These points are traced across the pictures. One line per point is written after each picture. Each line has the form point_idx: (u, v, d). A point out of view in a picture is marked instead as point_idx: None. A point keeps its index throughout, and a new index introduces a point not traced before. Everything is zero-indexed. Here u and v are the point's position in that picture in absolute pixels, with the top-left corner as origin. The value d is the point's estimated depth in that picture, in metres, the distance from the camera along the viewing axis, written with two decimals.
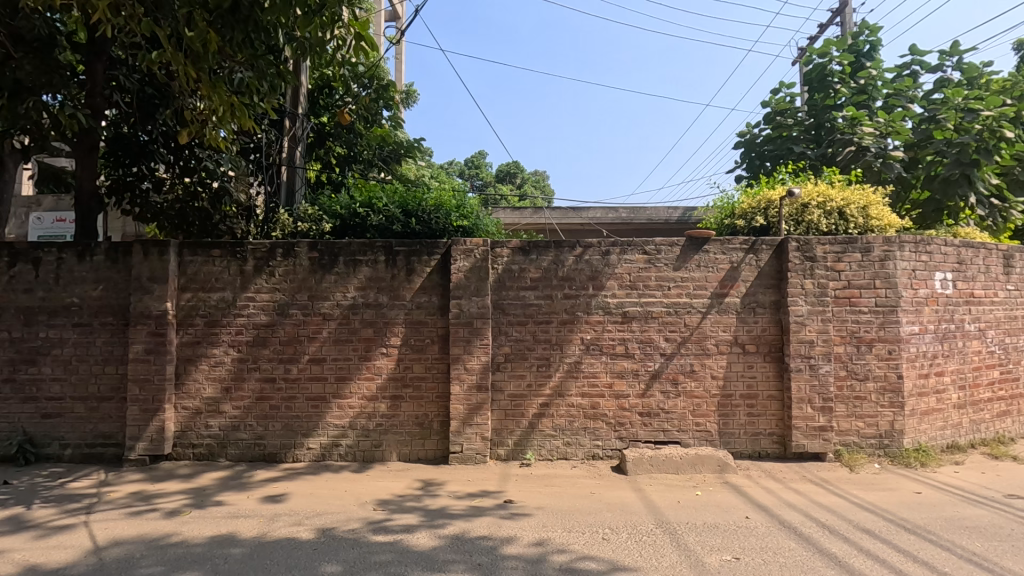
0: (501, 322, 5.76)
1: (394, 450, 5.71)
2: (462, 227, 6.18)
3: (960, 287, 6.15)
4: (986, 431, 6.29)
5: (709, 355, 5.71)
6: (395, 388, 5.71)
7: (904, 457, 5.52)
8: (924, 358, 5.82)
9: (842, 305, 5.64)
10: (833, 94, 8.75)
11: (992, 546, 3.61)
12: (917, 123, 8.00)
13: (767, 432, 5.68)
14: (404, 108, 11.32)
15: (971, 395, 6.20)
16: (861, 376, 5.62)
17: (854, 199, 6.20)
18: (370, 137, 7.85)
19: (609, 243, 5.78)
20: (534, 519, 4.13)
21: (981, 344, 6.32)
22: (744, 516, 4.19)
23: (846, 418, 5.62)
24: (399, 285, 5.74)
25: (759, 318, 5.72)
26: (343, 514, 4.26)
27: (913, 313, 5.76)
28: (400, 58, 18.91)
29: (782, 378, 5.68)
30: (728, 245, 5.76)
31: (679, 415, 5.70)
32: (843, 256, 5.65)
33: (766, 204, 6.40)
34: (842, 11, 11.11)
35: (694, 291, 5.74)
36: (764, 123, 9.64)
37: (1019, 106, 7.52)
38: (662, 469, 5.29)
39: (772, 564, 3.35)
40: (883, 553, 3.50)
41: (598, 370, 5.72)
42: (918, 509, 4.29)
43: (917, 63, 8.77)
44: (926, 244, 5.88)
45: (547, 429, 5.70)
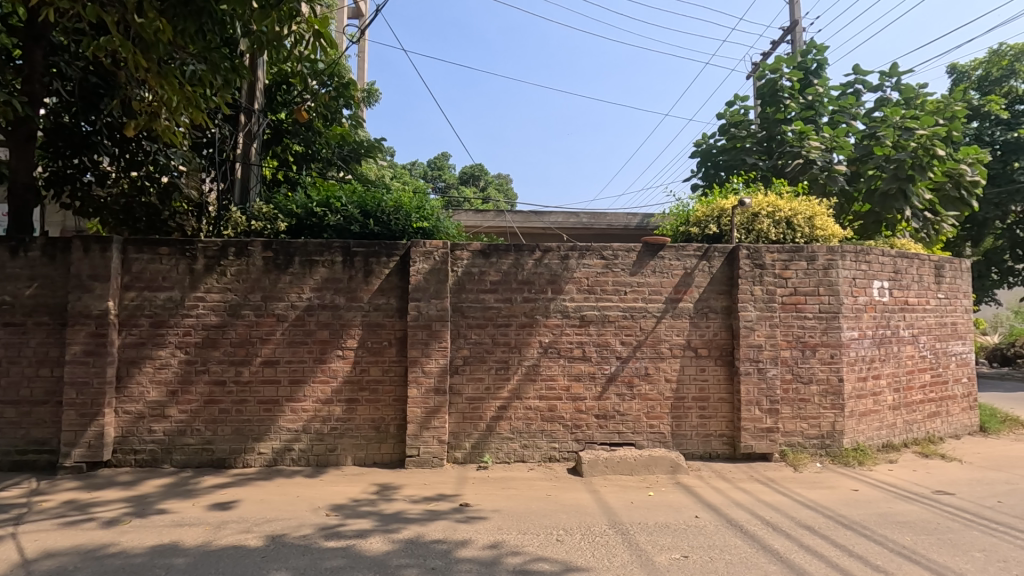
0: (460, 325, 5.75)
1: (349, 454, 5.61)
2: (422, 229, 6.13)
3: (896, 295, 6.52)
4: (918, 431, 6.68)
5: (663, 358, 5.86)
6: (351, 391, 5.62)
7: (843, 456, 5.80)
8: (863, 362, 6.13)
9: (788, 311, 5.89)
10: (783, 108, 9.15)
11: (921, 539, 3.83)
12: (860, 139, 8.43)
13: (717, 433, 5.86)
14: (365, 106, 11.18)
15: (905, 397, 6.57)
16: (806, 379, 5.87)
17: (801, 209, 6.49)
18: (329, 135, 7.64)
19: (568, 247, 5.85)
20: (490, 522, 4.14)
21: (914, 348, 6.71)
22: (694, 514, 4.32)
23: (791, 419, 5.86)
24: (357, 286, 5.66)
25: (711, 322, 5.91)
26: (295, 520, 4.16)
27: (853, 319, 6.06)
28: (362, 57, 18.66)
29: (732, 381, 5.88)
30: (683, 252, 5.92)
31: (634, 417, 5.82)
32: (790, 264, 5.90)
33: (719, 213, 6.63)
34: (793, 30, 11.62)
35: (649, 296, 5.87)
36: (720, 134, 9.99)
37: (951, 126, 8.01)
38: (616, 471, 5.39)
39: (718, 562, 3.46)
40: (820, 548, 3.67)
41: (555, 372, 5.79)
42: (855, 506, 4.51)
43: (860, 83, 9.25)
44: (866, 254, 6.20)
45: (504, 432, 5.72)
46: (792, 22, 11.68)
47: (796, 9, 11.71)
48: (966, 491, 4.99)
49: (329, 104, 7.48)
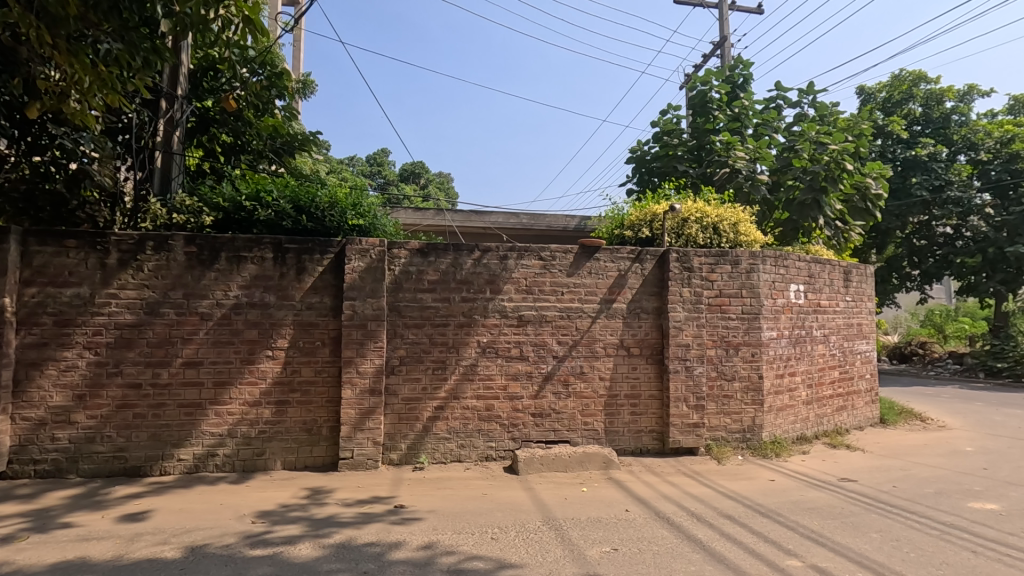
0: (397, 325, 5.67)
1: (279, 458, 5.41)
2: (358, 226, 5.99)
3: (810, 297, 7.01)
4: (827, 423, 7.22)
5: (597, 357, 6.02)
6: (281, 393, 5.41)
7: (762, 448, 6.19)
8: (780, 360, 6.55)
9: (714, 312, 6.22)
10: (712, 119, 9.63)
11: (827, 523, 4.15)
12: (780, 151, 9.00)
13: (648, 429, 6.09)
14: (300, 98, 10.82)
15: (817, 392, 7.08)
16: (729, 377, 6.21)
17: (726, 216, 6.85)
18: (260, 126, 7.23)
19: (507, 248, 5.90)
20: (425, 522, 4.11)
21: (825, 347, 7.24)
22: (625, 508, 4.47)
23: (716, 414, 6.18)
24: (288, 285, 5.45)
25: (643, 322, 6.13)
26: (217, 529, 3.96)
27: (772, 320, 6.47)
28: (297, 45, 17.99)
29: (661, 379, 6.12)
30: (617, 254, 6.11)
31: (569, 415, 5.94)
32: (715, 268, 6.23)
33: (651, 217, 6.89)
34: (722, 45, 12.25)
35: (585, 297, 6.02)
36: (654, 141, 10.34)
37: (858, 142, 8.72)
38: (552, 468, 5.49)
39: (646, 553, 3.60)
40: (739, 536, 3.90)
41: (493, 372, 5.82)
42: (772, 495, 4.82)
43: (780, 99, 9.88)
44: (784, 259, 6.63)
45: (441, 432, 5.69)
46: (721, 38, 12.30)
47: (725, 25, 12.35)
48: (867, 478, 5.44)
49: (260, 94, 7.11)
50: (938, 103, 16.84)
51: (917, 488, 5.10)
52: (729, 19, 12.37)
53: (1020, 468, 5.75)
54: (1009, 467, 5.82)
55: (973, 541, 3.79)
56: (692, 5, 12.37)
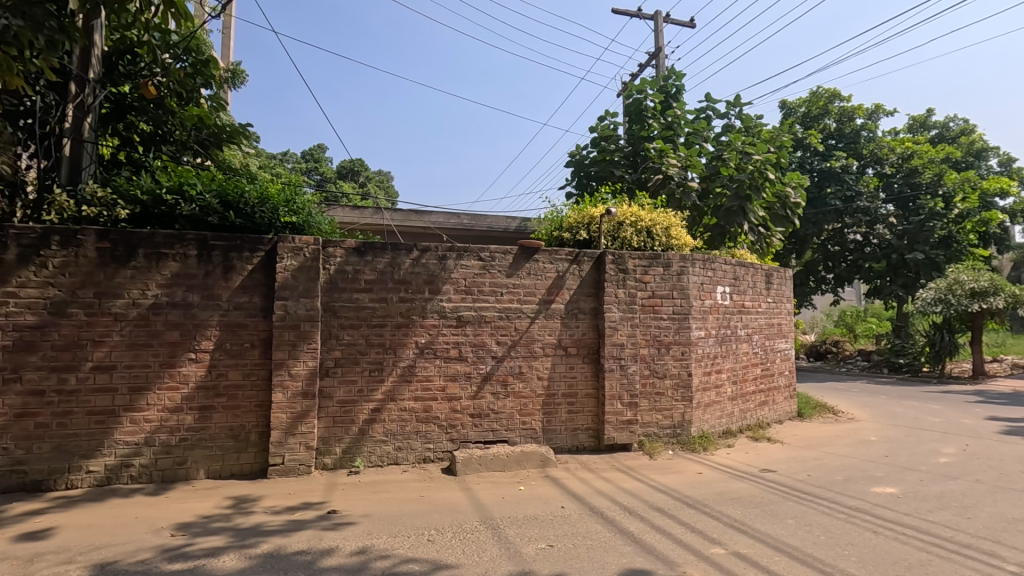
0: (331, 325, 5.51)
1: (202, 467, 5.13)
2: (291, 223, 5.79)
3: (735, 299, 7.40)
4: (750, 418, 7.65)
5: (536, 357, 6.10)
6: (205, 398, 5.13)
7: (691, 443, 6.47)
8: (708, 358, 6.88)
9: (647, 313, 6.45)
10: (647, 127, 9.98)
11: (748, 512, 4.39)
12: (709, 159, 9.45)
13: (584, 427, 6.23)
14: (230, 88, 10.31)
15: (741, 388, 7.48)
16: (661, 374, 6.47)
17: (659, 220, 7.12)
18: (184, 115, 6.76)
19: (446, 248, 5.86)
20: (358, 527, 4.01)
21: (749, 345, 7.67)
22: (561, 505, 4.55)
23: (648, 411, 6.41)
24: (214, 284, 5.18)
25: (580, 323, 6.27)
26: (131, 544, 3.70)
27: (700, 320, 6.79)
28: (227, 33, 17.11)
29: (597, 378, 6.28)
30: (556, 255, 6.21)
31: (508, 415, 5.98)
32: (649, 270, 6.47)
33: (589, 220, 7.05)
34: (657, 55, 12.73)
35: (524, 298, 6.08)
36: (592, 146, 10.59)
37: (779, 153, 9.33)
38: (489, 468, 5.51)
39: (580, 547, 3.68)
40: (668, 527, 4.06)
41: (431, 373, 5.77)
42: (699, 487, 5.06)
43: (710, 110, 10.38)
44: (712, 262, 6.98)
45: (377, 435, 5.58)
46: (656, 48, 12.76)
47: (660, 36, 12.84)
48: (784, 468, 5.81)
49: (184, 81, 6.68)
50: (850, 119, 18.08)
51: (828, 476, 5.50)
52: (663, 30, 12.84)
53: (916, 454, 6.32)
54: (906, 453, 6.39)
55: (875, 522, 4.13)
56: (629, 15, 12.76)
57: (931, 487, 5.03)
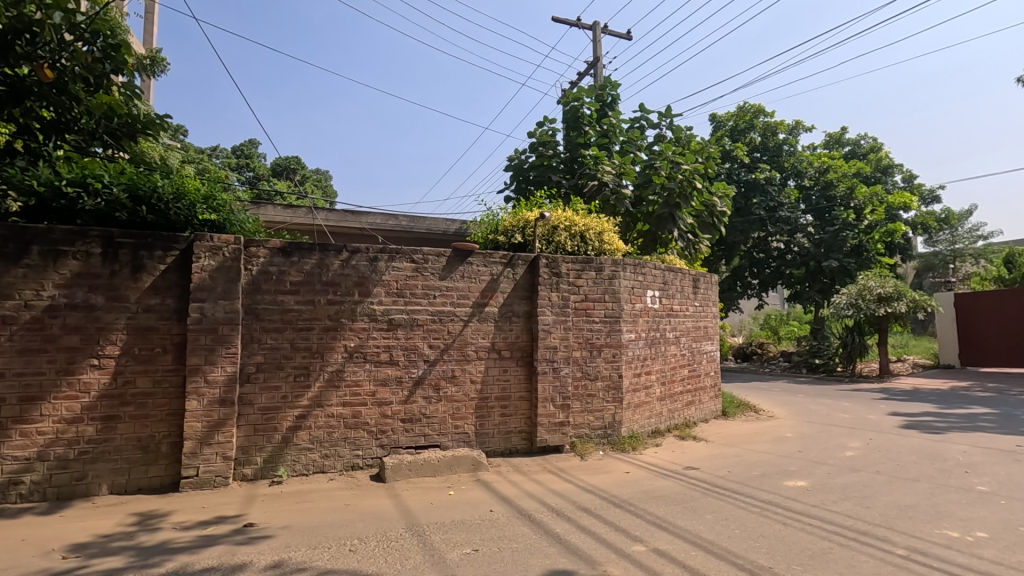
0: (253, 329, 5.26)
1: (105, 482, 4.75)
2: (210, 221, 5.50)
3: (664, 302, 7.67)
4: (678, 417, 7.93)
5: (469, 360, 6.07)
6: (109, 407, 4.76)
7: (621, 443, 6.63)
8: (638, 360, 7.08)
9: (579, 316, 6.56)
10: (583, 134, 10.21)
11: (670, 509, 4.54)
12: (642, 167, 9.74)
13: (517, 429, 6.25)
14: (148, 75, 9.68)
15: (669, 389, 7.75)
16: (592, 376, 6.59)
17: (592, 225, 7.27)
18: (91, 103, 6.30)
19: (377, 249, 5.73)
20: (275, 540, 3.84)
21: (677, 347, 7.97)
22: (489, 509, 4.54)
23: (580, 413, 6.51)
24: (121, 284, 4.83)
25: (514, 325, 6.29)
26: (14, 569, 3.37)
27: (631, 323, 6.98)
28: (150, 18, 16.09)
29: (530, 381, 6.32)
30: (490, 258, 6.21)
31: (440, 419, 5.91)
32: (581, 274, 6.59)
33: (523, 224, 7.11)
34: (595, 64, 13.04)
35: (458, 301, 6.04)
36: (531, 151, 10.70)
37: (707, 164, 9.75)
38: (420, 474, 5.42)
39: (505, 551, 3.67)
40: (593, 527, 4.12)
41: (360, 378, 5.61)
42: (626, 487, 5.18)
43: (643, 120, 10.73)
44: (642, 266, 7.19)
45: (302, 442, 5.37)
46: (594, 58, 13.07)
47: (598, 46, 13.17)
48: (707, 465, 6.06)
49: (90, 65, 6.15)
50: (773, 134, 19.20)
51: (746, 471, 5.77)
52: (601, 41, 13.18)
53: (825, 449, 6.76)
54: (817, 448, 6.81)
55: (785, 515, 4.37)
56: (567, 24, 13.01)
57: (837, 479, 5.38)
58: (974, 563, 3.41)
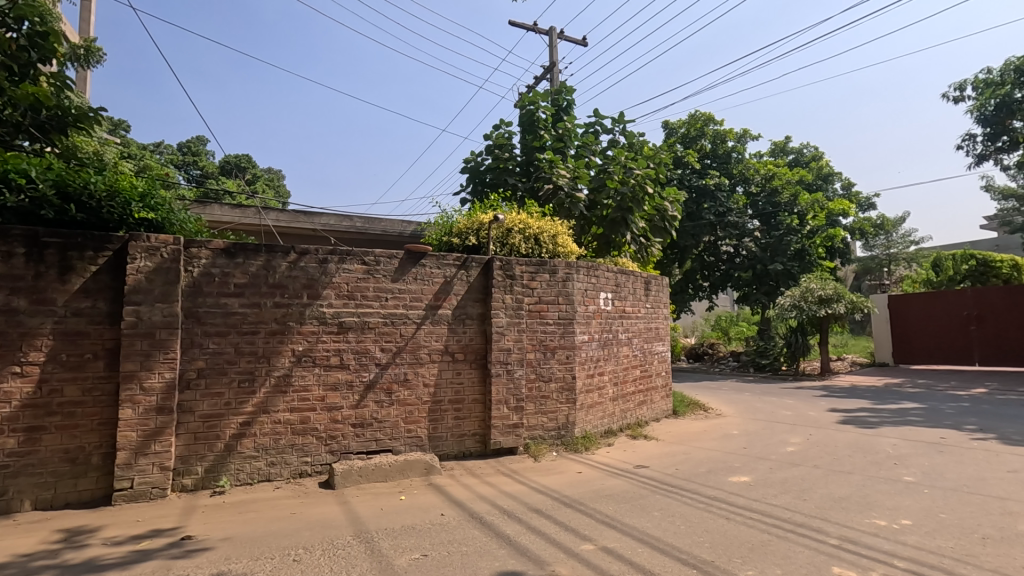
0: (194, 333, 5.05)
1: (28, 497, 4.45)
2: (147, 220, 5.21)
3: (617, 304, 7.81)
4: (630, 417, 8.09)
5: (421, 363, 6.01)
6: (33, 418, 4.47)
7: (574, 443, 6.71)
8: (591, 361, 7.18)
9: (533, 318, 6.60)
10: (539, 138, 10.29)
11: (619, 507, 4.62)
12: (596, 171, 9.89)
13: (471, 432, 6.23)
14: (82, 66, 9.16)
15: (622, 389, 7.90)
16: (546, 378, 6.64)
17: (547, 227, 7.33)
18: (16, 94, 5.86)
19: (327, 251, 5.60)
20: (214, 552, 3.69)
21: (629, 348, 8.13)
22: (440, 513, 4.50)
23: (534, 414, 6.55)
24: (47, 286, 4.55)
25: (468, 328, 6.28)
26: None
27: (584, 325, 7.08)
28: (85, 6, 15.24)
29: (484, 383, 6.32)
30: (443, 261, 6.18)
31: (392, 423, 5.83)
32: (535, 276, 6.63)
33: (478, 226, 7.13)
34: (551, 69, 13.19)
35: (410, 303, 5.98)
36: (487, 153, 10.71)
37: (658, 169, 9.99)
38: (370, 479, 5.32)
39: (454, 554, 3.65)
40: (543, 527, 4.15)
41: (309, 382, 5.47)
42: (577, 487, 5.24)
43: (598, 125, 10.91)
44: (595, 269, 7.30)
45: (246, 450, 5.19)
46: (551, 63, 13.21)
47: (554, 51, 13.32)
48: (656, 463, 6.20)
49: (15, 54, 5.87)
50: (722, 141, 19.87)
51: (693, 468, 5.94)
52: (557, 46, 13.34)
53: (768, 444, 7.04)
54: (761, 444, 7.08)
55: (729, 509, 4.52)
56: (524, 28, 13.11)
57: (778, 473, 5.61)
58: (899, 549, 3.62)
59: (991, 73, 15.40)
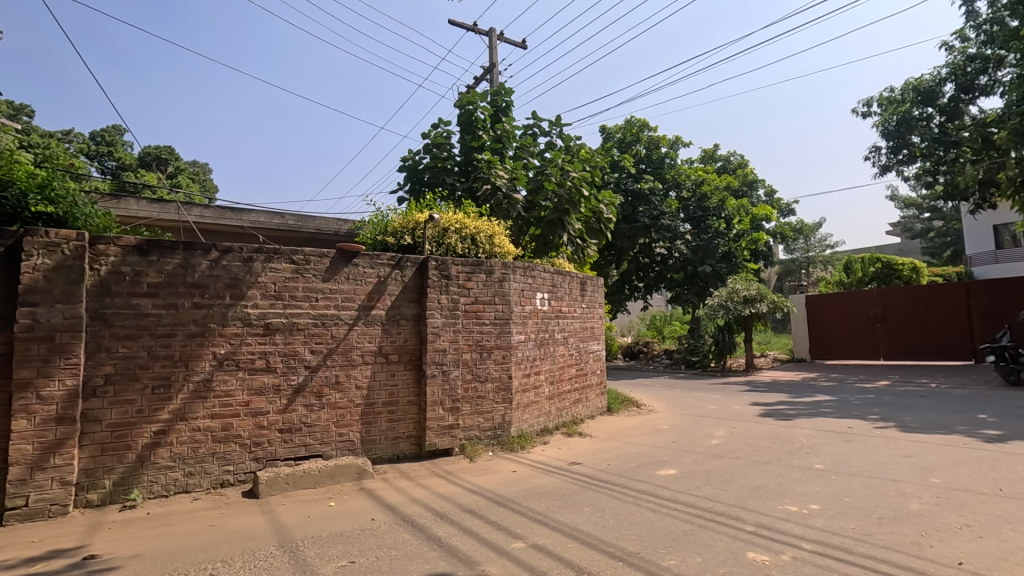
0: (101, 337, 4.69)
1: None
2: (46, 214, 4.81)
3: (553, 304, 7.93)
4: (566, 415, 8.23)
5: (354, 365, 5.86)
6: None
7: (510, 443, 6.74)
8: (527, 361, 7.25)
9: (469, 318, 6.58)
10: (477, 138, 10.28)
11: (552, 504, 4.69)
12: (534, 173, 9.99)
13: (405, 434, 6.13)
14: None
15: (558, 388, 8.02)
16: (482, 378, 6.65)
17: (483, 228, 7.33)
18: None
19: (252, 249, 5.35)
20: (121, 571, 3.44)
21: (565, 348, 8.26)
22: (371, 517, 4.41)
23: (470, 415, 6.54)
24: None
25: (402, 329, 6.18)
26: None
27: (520, 325, 7.14)
28: None
29: (419, 384, 6.23)
30: (376, 260, 6.05)
31: (322, 427, 5.64)
32: (471, 276, 6.62)
33: (413, 226, 7.04)
34: (491, 71, 13.21)
35: (342, 303, 5.81)
36: (425, 152, 10.59)
37: (593, 172, 10.22)
38: (298, 486, 5.13)
39: (383, 559, 3.58)
40: (475, 528, 4.14)
41: (232, 387, 5.20)
42: (511, 486, 5.27)
43: (536, 127, 11.03)
44: (532, 269, 7.37)
45: (162, 460, 4.87)
46: (490, 64, 13.23)
47: (494, 52, 13.35)
48: (589, 460, 6.33)
49: None
50: (656, 147, 20.60)
51: (625, 463, 6.12)
52: (496, 46, 13.37)
53: (695, 438, 7.36)
54: (689, 438, 7.39)
55: (656, 502, 4.68)
56: (463, 27, 13.05)
57: (703, 465, 5.88)
58: (806, 532, 3.88)
59: (893, 92, 16.80)
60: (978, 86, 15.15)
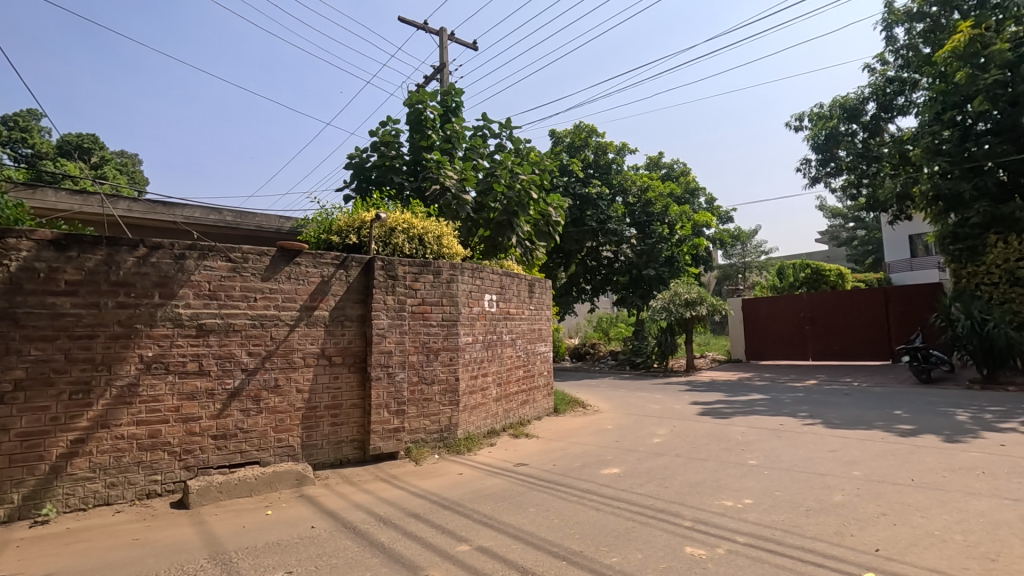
0: (11, 338, 4.32)
1: None
2: None
3: (501, 306, 7.94)
4: (513, 416, 8.26)
5: (294, 368, 5.65)
6: None
7: (456, 445, 6.70)
8: (474, 362, 7.22)
9: (416, 319, 6.49)
10: (427, 138, 10.17)
11: (497, 506, 4.69)
12: (484, 175, 9.98)
13: (348, 439, 5.97)
14: None
15: (505, 389, 8.04)
16: (428, 380, 6.58)
17: (431, 228, 7.25)
18: None
19: (184, 246, 5.07)
20: None
21: (513, 349, 8.30)
22: (310, 525, 4.26)
23: (415, 417, 6.46)
24: None
25: (346, 330, 6.02)
26: None
27: (468, 326, 7.11)
28: None
29: (363, 387, 6.09)
30: (320, 259, 5.86)
31: (260, 433, 5.41)
32: (418, 277, 6.53)
33: (359, 225, 6.88)
34: (441, 70, 13.12)
35: (283, 304, 5.60)
36: (372, 150, 10.37)
37: (542, 175, 10.32)
38: (233, 495, 4.89)
39: (322, 568, 3.46)
40: (419, 532, 4.08)
41: (161, 392, 4.91)
42: (457, 488, 5.23)
43: (486, 129, 11.02)
44: (480, 271, 7.36)
45: (80, 471, 4.53)
46: (440, 64, 13.14)
47: (444, 52, 13.27)
48: (535, 460, 6.38)
49: None
50: (604, 153, 21.06)
51: (570, 463, 6.21)
52: (447, 46, 13.29)
53: (638, 437, 7.56)
54: (632, 437, 7.59)
55: (599, 500, 4.77)
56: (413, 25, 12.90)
57: (645, 463, 6.05)
58: (740, 526, 4.05)
59: (822, 108, 17.88)
60: (896, 106, 16.26)
